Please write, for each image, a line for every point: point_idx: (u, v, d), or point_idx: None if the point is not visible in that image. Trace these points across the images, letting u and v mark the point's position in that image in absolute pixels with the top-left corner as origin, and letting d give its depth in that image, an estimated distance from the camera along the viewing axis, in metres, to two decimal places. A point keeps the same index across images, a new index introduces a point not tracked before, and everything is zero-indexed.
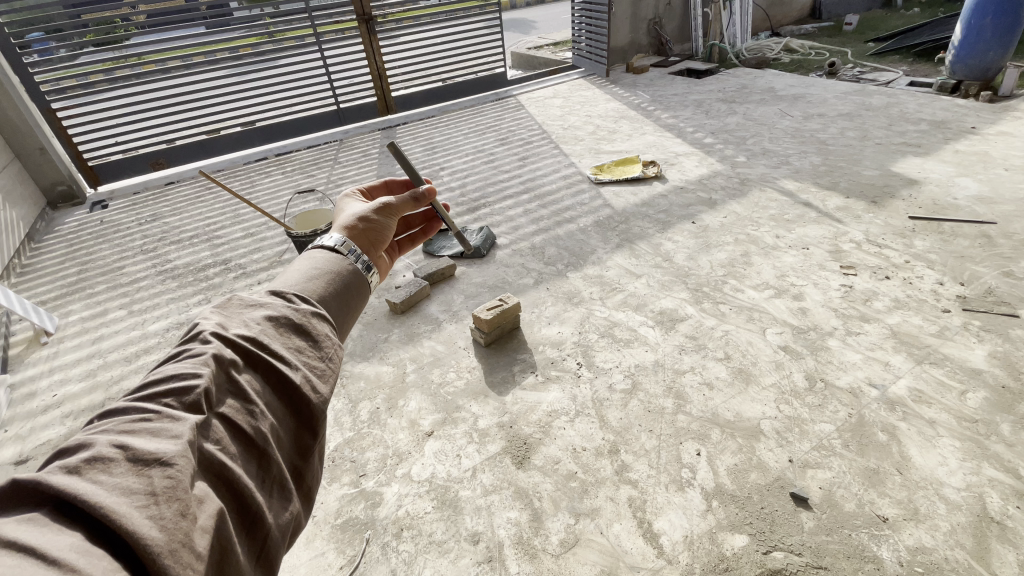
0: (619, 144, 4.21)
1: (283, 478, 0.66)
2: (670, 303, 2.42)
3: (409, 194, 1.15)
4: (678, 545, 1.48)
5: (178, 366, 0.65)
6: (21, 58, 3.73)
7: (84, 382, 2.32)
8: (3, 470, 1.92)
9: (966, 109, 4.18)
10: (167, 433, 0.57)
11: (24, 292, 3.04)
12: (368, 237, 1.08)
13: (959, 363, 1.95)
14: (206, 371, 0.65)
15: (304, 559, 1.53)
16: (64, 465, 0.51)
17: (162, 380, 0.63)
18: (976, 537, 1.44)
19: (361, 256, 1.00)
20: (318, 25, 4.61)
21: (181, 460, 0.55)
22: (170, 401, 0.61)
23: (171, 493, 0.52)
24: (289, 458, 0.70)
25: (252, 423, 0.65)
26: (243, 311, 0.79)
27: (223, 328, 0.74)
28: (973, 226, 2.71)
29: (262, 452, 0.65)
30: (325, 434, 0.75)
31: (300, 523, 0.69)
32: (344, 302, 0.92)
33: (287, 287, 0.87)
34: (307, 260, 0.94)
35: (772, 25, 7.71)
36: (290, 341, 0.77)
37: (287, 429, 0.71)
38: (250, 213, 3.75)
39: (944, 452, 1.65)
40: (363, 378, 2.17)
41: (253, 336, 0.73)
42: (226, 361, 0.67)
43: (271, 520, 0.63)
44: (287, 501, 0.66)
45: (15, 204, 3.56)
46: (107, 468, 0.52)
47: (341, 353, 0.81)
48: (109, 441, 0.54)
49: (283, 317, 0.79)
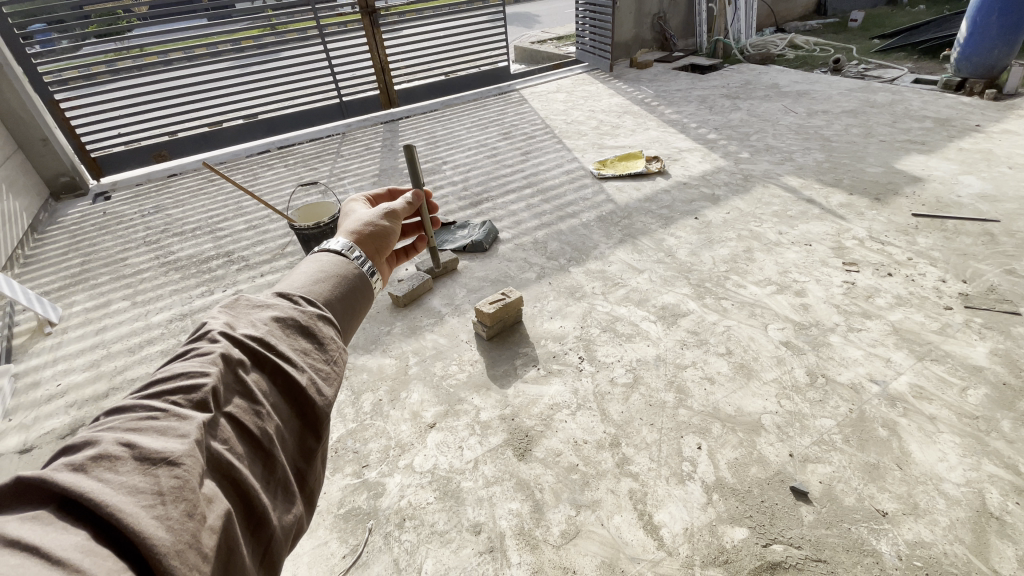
0: (622, 139, 4.20)
1: (288, 481, 0.67)
2: (672, 298, 2.42)
3: (406, 201, 1.18)
4: (678, 537, 1.49)
5: (185, 364, 0.65)
6: (24, 48, 3.72)
7: (88, 372, 2.34)
8: (9, 458, 1.94)
9: (971, 107, 4.17)
10: (174, 431, 0.57)
11: (27, 282, 3.05)
12: (374, 244, 1.08)
13: (960, 360, 1.96)
14: (214, 370, 0.65)
15: (306, 548, 1.54)
16: (70, 461, 0.51)
17: (169, 378, 0.64)
18: (975, 532, 1.44)
19: (367, 261, 1.00)
20: (321, 17, 4.60)
21: (189, 460, 0.55)
22: (177, 398, 0.61)
23: (178, 493, 0.52)
24: (293, 460, 0.71)
25: (258, 423, 0.66)
26: (250, 311, 0.79)
27: (231, 328, 0.74)
28: (976, 224, 2.71)
29: (268, 454, 0.66)
30: (328, 437, 0.75)
31: (304, 525, 0.69)
32: (350, 306, 0.93)
33: (293, 289, 0.87)
34: (313, 264, 0.94)
35: (777, 21, 7.68)
36: (296, 342, 0.77)
37: (292, 431, 0.71)
38: (252, 205, 3.75)
39: (944, 447, 1.66)
40: (365, 370, 2.18)
41: (260, 336, 0.74)
42: (234, 361, 0.68)
43: (275, 522, 0.63)
44: (291, 503, 0.66)
45: (18, 195, 3.56)
46: (113, 465, 0.52)
47: (347, 356, 0.82)
48: (116, 439, 0.54)
49: (290, 318, 0.79)
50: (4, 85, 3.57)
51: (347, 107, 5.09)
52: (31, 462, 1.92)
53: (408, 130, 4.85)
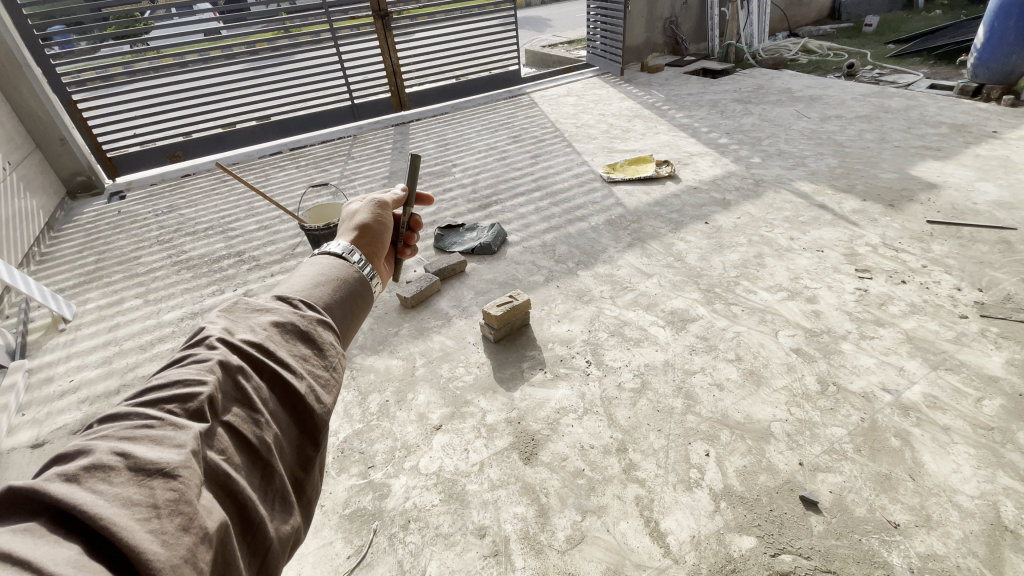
0: (632, 143, 4.19)
1: (285, 491, 0.66)
2: (681, 303, 2.41)
3: (393, 193, 1.25)
4: (685, 545, 1.47)
5: (183, 372, 0.65)
6: (43, 49, 3.79)
7: (100, 368, 2.36)
8: (22, 452, 1.97)
9: (989, 113, 4.11)
10: (170, 441, 0.56)
11: (43, 280, 3.09)
12: (372, 242, 1.10)
13: (975, 370, 1.92)
14: (212, 378, 0.64)
15: (312, 547, 1.55)
16: (63, 471, 0.50)
17: (165, 385, 0.63)
18: (989, 545, 1.41)
19: (366, 264, 1.01)
20: (334, 21, 4.65)
21: (185, 471, 0.54)
22: (173, 407, 0.61)
23: (174, 506, 0.52)
24: (290, 468, 0.70)
25: (256, 433, 0.65)
26: (249, 316, 0.78)
27: (229, 333, 0.74)
28: (993, 232, 2.66)
29: (266, 464, 0.65)
30: (327, 445, 0.75)
31: (301, 534, 0.69)
32: (349, 309, 0.92)
33: (292, 293, 0.87)
34: (312, 266, 0.94)
35: (790, 25, 7.64)
36: (295, 348, 0.77)
37: (290, 439, 0.71)
38: (264, 206, 3.79)
39: (958, 459, 1.63)
40: (373, 370, 2.18)
41: (259, 343, 0.73)
42: (233, 368, 0.67)
43: (272, 533, 0.62)
44: (288, 514, 0.66)
45: (35, 193, 3.62)
46: (108, 477, 0.51)
47: (345, 362, 0.81)
48: (110, 449, 0.53)
49: (289, 324, 0.78)
50: (24, 85, 3.65)
51: (359, 110, 5.11)
52: (45, 456, 1.95)
53: (419, 132, 4.87)
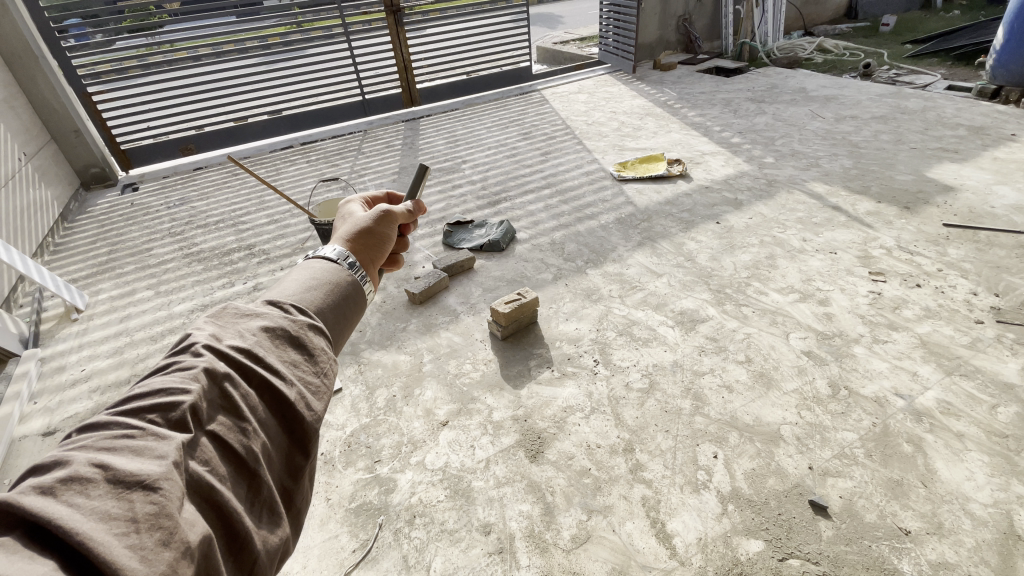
0: (643, 141, 4.16)
1: (274, 501, 0.66)
2: (692, 303, 2.39)
3: (405, 206, 1.17)
4: (691, 547, 1.46)
5: (166, 380, 0.64)
6: (59, 41, 3.81)
7: (111, 358, 2.39)
8: (35, 440, 1.99)
9: (1008, 115, 4.04)
10: (152, 452, 0.56)
11: (56, 269, 3.13)
12: (367, 251, 1.08)
13: (991, 376, 1.89)
14: (195, 386, 0.64)
15: (317, 540, 1.56)
16: (38, 483, 0.50)
17: (147, 394, 0.63)
18: (1002, 555, 1.39)
19: (361, 269, 1.01)
20: (346, 16, 4.63)
21: (167, 484, 0.54)
22: (155, 417, 0.61)
23: (154, 520, 0.51)
24: (280, 478, 0.70)
25: (243, 442, 0.65)
26: (238, 321, 0.78)
27: (217, 340, 0.73)
28: (1010, 236, 2.61)
29: (253, 474, 0.65)
30: (317, 454, 0.74)
31: (290, 546, 0.68)
32: (341, 313, 0.92)
33: (284, 297, 0.86)
34: (304, 270, 0.94)
35: (806, 24, 7.55)
36: (285, 354, 0.76)
37: (279, 448, 0.70)
38: (274, 199, 3.81)
39: (971, 466, 1.60)
40: (381, 365, 2.19)
41: (248, 349, 0.73)
42: (219, 375, 0.67)
43: (259, 544, 0.62)
44: (276, 524, 0.66)
45: (50, 184, 3.66)
46: (85, 489, 0.51)
47: (337, 368, 0.81)
48: (87, 461, 0.53)
49: (279, 329, 0.78)
50: (40, 78, 3.68)
51: (369, 105, 5.12)
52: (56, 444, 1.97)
53: (429, 129, 4.86)
